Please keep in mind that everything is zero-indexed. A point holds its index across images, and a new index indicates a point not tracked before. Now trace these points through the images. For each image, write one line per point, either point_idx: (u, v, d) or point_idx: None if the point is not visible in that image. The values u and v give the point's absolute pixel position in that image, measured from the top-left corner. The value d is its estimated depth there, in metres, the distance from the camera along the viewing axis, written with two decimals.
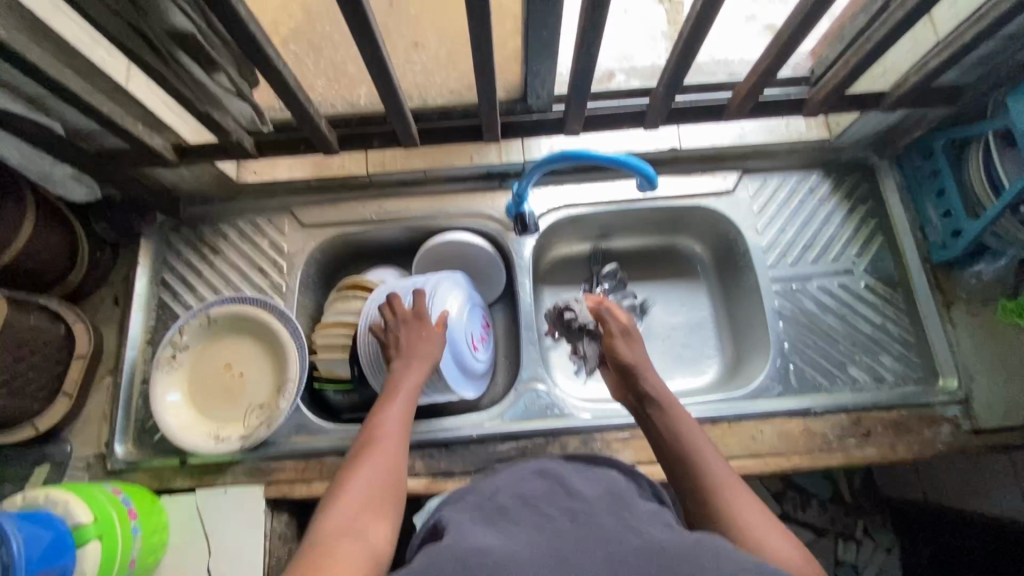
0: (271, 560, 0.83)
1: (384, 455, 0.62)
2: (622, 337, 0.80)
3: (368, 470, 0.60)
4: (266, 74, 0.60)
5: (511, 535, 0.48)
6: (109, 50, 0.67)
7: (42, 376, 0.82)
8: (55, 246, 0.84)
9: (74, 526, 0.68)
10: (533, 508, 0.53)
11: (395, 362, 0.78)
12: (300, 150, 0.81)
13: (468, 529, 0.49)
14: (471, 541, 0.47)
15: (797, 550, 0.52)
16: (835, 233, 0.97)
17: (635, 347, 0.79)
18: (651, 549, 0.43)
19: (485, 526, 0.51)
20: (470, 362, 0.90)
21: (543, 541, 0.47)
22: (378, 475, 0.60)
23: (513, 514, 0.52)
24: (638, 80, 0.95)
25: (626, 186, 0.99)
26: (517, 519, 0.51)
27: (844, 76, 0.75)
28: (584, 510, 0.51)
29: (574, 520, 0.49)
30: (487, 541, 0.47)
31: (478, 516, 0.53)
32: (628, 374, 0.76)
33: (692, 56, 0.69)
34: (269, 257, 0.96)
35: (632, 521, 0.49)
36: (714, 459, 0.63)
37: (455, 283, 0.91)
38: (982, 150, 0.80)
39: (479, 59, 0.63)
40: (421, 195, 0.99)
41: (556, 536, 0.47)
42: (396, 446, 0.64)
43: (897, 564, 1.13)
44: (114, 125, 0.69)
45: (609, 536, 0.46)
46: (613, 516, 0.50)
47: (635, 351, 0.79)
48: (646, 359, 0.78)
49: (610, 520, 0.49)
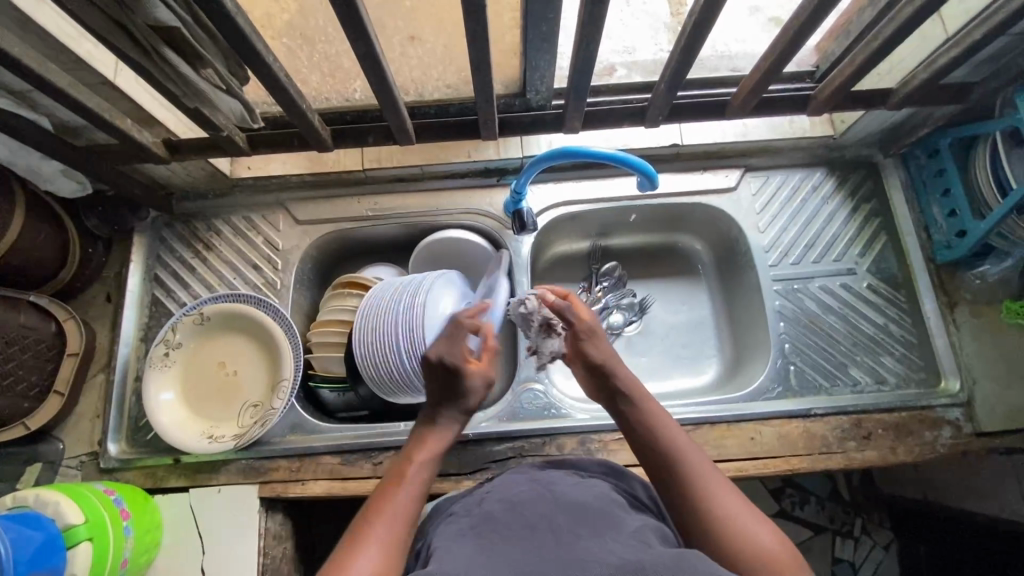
0: (266, 560, 0.83)
1: (398, 522, 0.54)
2: (587, 339, 0.74)
3: (377, 540, 0.52)
4: (255, 68, 0.59)
5: (494, 550, 0.47)
6: (95, 44, 0.65)
7: (33, 374, 0.81)
8: (44, 243, 0.82)
9: (63, 527, 0.67)
10: (517, 514, 0.52)
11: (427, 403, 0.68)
12: (294, 145, 0.80)
13: (454, 545, 0.49)
14: (456, 555, 0.47)
15: (780, 546, 0.51)
16: (838, 233, 0.95)
17: (600, 345, 0.74)
18: (627, 567, 0.42)
19: (469, 538, 0.50)
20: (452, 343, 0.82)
21: (521, 557, 0.46)
22: (384, 549, 0.51)
23: (499, 521, 0.52)
24: (640, 74, 0.93)
25: (625, 183, 0.97)
26: (502, 525, 0.51)
27: (850, 74, 0.73)
28: (567, 521, 0.50)
29: (556, 533, 0.48)
30: (471, 558, 0.46)
31: (466, 527, 0.53)
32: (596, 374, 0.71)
33: (695, 53, 0.67)
34: (263, 253, 0.95)
35: (616, 537, 0.48)
36: (695, 460, 0.59)
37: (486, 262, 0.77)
38: (989, 150, 0.79)
39: (475, 55, 0.62)
40: (418, 191, 0.98)
41: (537, 549, 0.47)
42: (410, 513, 0.56)
43: (894, 562, 1.12)
44: (102, 121, 0.67)
45: (590, 551, 0.45)
46: (598, 529, 0.49)
47: (601, 347, 0.73)
48: (611, 356, 0.73)
49: (593, 536, 0.48)
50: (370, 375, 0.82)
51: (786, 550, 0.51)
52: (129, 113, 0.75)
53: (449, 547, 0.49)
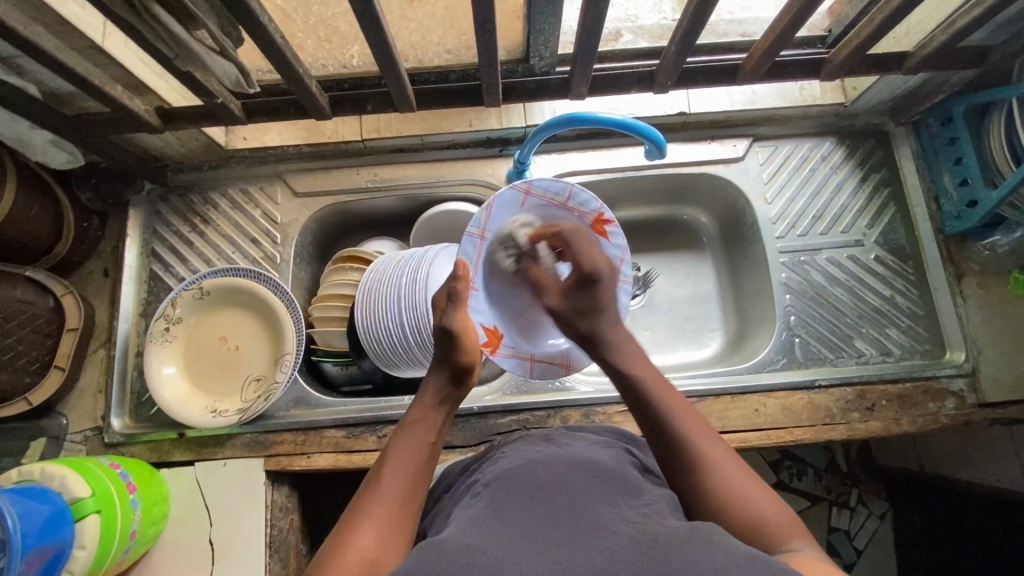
0: (273, 532, 0.84)
1: (398, 497, 0.50)
2: (576, 312, 0.69)
3: (382, 509, 0.49)
4: (250, 30, 0.57)
5: (505, 506, 0.46)
6: (83, 5, 0.63)
7: (32, 349, 0.81)
8: (38, 214, 0.81)
9: (70, 500, 0.66)
10: (531, 471, 0.52)
11: (433, 369, 0.63)
12: (291, 114, 0.78)
13: (468, 509, 0.48)
14: (467, 516, 0.46)
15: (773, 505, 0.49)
16: (847, 203, 0.94)
17: (604, 309, 0.69)
18: (641, 534, 0.40)
19: (482, 499, 0.49)
20: (517, 354, 0.75)
21: (531, 514, 0.44)
22: (391, 514, 0.49)
23: (512, 480, 0.51)
24: (646, 40, 0.90)
25: (632, 153, 0.95)
26: (515, 483, 0.50)
27: (868, 36, 0.70)
28: (581, 479, 0.50)
29: (569, 495, 0.47)
30: (480, 517, 0.45)
31: (481, 489, 0.52)
32: (588, 343, 0.68)
33: (708, 14, 0.64)
34: (262, 227, 0.94)
35: (632, 506, 0.47)
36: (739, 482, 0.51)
37: (507, 206, 0.70)
38: (1004, 114, 0.77)
39: (478, 15, 0.59)
40: (418, 162, 0.96)
41: (549, 499, 0.47)
42: (408, 486, 0.52)
43: (889, 532, 1.13)
44: (92, 88, 0.65)
45: (604, 520, 0.43)
46: (612, 493, 0.48)
47: (605, 311, 0.68)
48: (629, 341, 0.67)
49: (607, 501, 0.46)
50: (374, 350, 0.81)
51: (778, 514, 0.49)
52: (120, 80, 0.73)
53: (462, 509, 0.49)
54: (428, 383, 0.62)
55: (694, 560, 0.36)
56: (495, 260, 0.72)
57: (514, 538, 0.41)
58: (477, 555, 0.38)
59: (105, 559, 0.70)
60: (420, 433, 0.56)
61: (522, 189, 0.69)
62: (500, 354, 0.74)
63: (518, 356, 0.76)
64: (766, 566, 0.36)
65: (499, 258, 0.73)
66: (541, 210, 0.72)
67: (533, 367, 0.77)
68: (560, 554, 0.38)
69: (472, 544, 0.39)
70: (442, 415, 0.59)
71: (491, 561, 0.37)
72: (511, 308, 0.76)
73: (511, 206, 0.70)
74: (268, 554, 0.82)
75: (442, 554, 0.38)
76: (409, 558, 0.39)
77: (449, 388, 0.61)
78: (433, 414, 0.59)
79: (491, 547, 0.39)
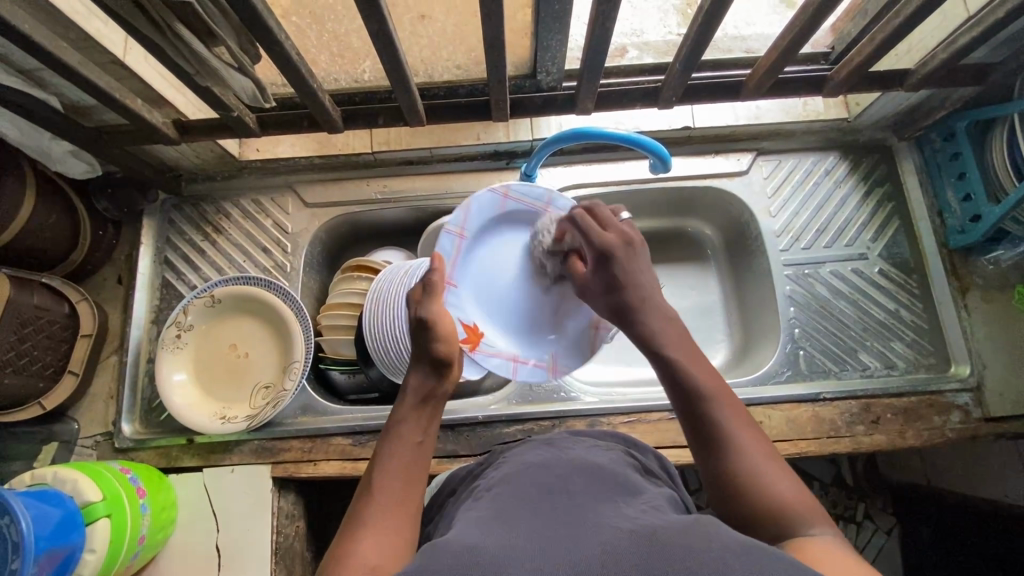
0: (279, 538, 0.84)
1: (395, 503, 0.51)
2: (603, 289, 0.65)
3: (377, 518, 0.49)
4: (267, 46, 0.58)
5: (507, 508, 0.47)
6: (105, 22, 0.65)
7: (48, 355, 0.82)
8: (55, 223, 0.83)
9: (82, 504, 0.68)
10: (533, 474, 0.52)
11: (414, 366, 0.61)
12: (304, 127, 0.80)
13: (470, 511, 0.48)
14: (470, 518, 0.46)
15: (795, 489, 0.47)
16: (851, 217, 0.95)
17: (629, 286, 0.63)
18: (639, 530, 0.41)
19: (485, 501, 0.50)
20: (501, 353, 0.74)
21: (534, 516, 0.45)
22: (387, 520, 0.49)
23: (514, 482, 0.51)
24: (651, 56, 0.91)
25: (636, 166, 0.96)
26: (518, 485, 0.51)
27: (869, 53, 0.72)
28: (581, 481, 0.50)
29: (572, 497, 0.47)
30: (483, 518, 0.45)
31: (484, 492, 0.52)
32: (625, 323, 0.63)
33: (712, 32, 0.66)
34: (272, 236, 0.95)
35: (633, 504, 0.47)
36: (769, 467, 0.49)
37: (488, 208, 0.73)
38: (1007, 129, 0.78)
39: (488, 32, 0.61)
40: (426, 173, 0.97)
41: (550, 500, 0.47)
42: (400, 491, 0.52)
43: (897, 549, 1.09)
44: (113, 101, 0.67)
45: (603, 519, 0.43)
46: (613, 493, 0.49)
47: (634, 284, 0.63)
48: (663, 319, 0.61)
49: (608, 501, 0.47)
50: (379, 356, 0.82)
51: (801, 498, 0.47)
52: (139, 93, 0.75)
53: (465, 511, 0.49)
54: (409, 379, 0.61)
55: (692, 553, 0.37)
56: (475, 261, 0.74)
57: (517, 538, 0.41)
58: (481, 554, 0.38)
59: (114, 563, 0.71)
60: (404, 435, 0.56)
61: (500, 192, 0.74)
62: (481, 351, 0.73)
63: (500, 355, 0.74)
64: (761, 557, 0.36)
65: (481, 259, 0.74)
66: (518, 214, 0.76)
67: (516, 367, 0.75)
68: (559, 551, 0.39)
69: (476, 544, 0.40)
70: (426, 412, 0.59)
71: (495, 559, 0.38)
72: (498, 306, 0.76)
73: (492, 210, 0.74)
74: (273, 560, 0.83)
75: (449, 554, 0.39)
76: (417, 558, 0.39)
77: (432, 383, 0.60)
78: (418, 413, 0.58)
79: (493, 546, 0.40)
